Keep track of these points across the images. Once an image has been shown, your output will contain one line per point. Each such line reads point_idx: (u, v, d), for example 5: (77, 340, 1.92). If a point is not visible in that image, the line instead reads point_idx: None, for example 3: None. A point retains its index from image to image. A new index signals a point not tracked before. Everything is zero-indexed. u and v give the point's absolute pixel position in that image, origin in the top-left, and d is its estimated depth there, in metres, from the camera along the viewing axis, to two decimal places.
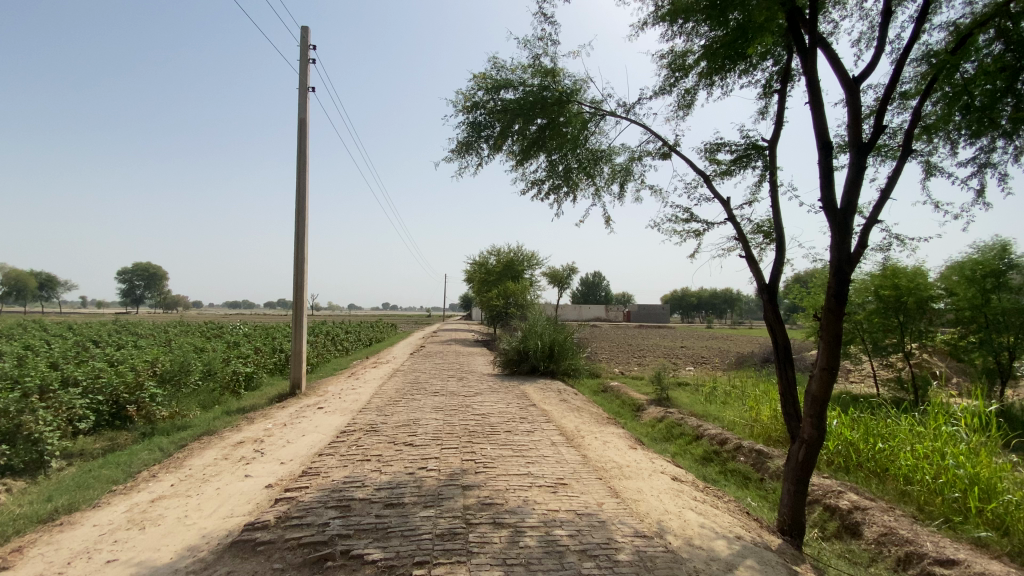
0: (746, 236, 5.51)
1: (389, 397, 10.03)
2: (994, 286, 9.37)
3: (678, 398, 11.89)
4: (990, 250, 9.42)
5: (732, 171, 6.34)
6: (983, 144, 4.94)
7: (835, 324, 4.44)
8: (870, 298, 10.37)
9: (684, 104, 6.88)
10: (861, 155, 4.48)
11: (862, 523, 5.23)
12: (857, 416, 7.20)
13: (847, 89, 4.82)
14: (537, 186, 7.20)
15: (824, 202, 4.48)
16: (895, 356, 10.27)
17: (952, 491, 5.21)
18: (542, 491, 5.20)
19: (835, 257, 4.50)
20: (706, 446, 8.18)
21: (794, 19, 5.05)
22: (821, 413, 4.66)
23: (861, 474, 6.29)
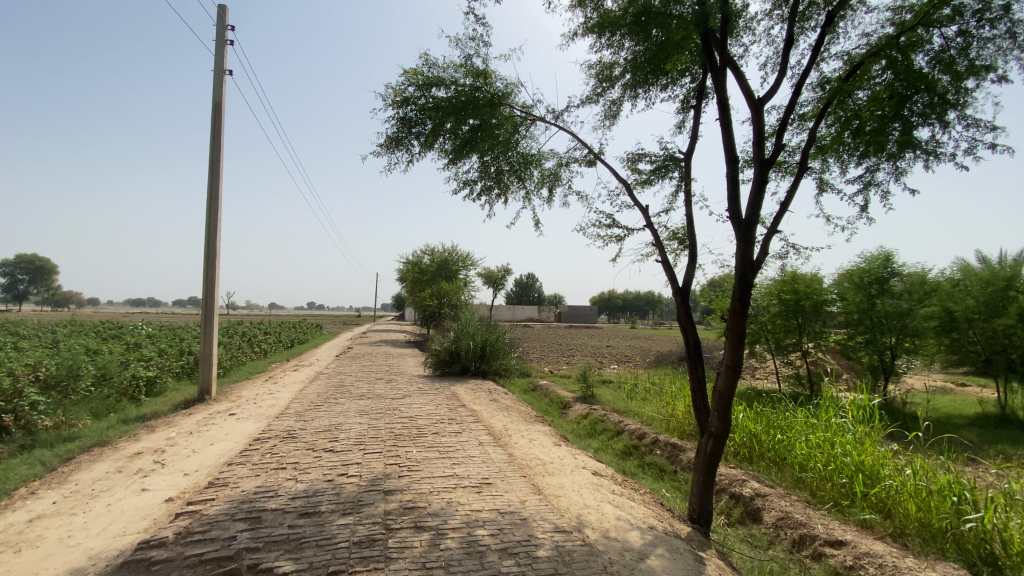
0: (663, 243, 5.84)
1: (310, 401, 9.59)
2: (878, 291, 10.52)
3: (603, 396, 12.34)
4: (877, 259, 10.54)
5: (651, 180, 6.68)
6: (869, 164, 5.53)
7: (739, 325, 4.81)
8: (774, 302, 11.35)
9: (610, 114, 7.16)
10: (763, 169, 4.88)
11: (762, 509, 5.70)
12: (761, 410, 7.81)
13: (753, 108, 5.24)
14: (468, 186, 7.19)
15: (731, 212, 4.83)
16: (794, 354, 11.28)
17: (840, 477, 5.74)
18: (466, 491, 5.19)
19: (740, 264, 4.87)
20: (627, 441, 8.56)
21: (708, 40, 5.42)
22: (727, 407, 5.01)
23: (762, 464, 6.92)
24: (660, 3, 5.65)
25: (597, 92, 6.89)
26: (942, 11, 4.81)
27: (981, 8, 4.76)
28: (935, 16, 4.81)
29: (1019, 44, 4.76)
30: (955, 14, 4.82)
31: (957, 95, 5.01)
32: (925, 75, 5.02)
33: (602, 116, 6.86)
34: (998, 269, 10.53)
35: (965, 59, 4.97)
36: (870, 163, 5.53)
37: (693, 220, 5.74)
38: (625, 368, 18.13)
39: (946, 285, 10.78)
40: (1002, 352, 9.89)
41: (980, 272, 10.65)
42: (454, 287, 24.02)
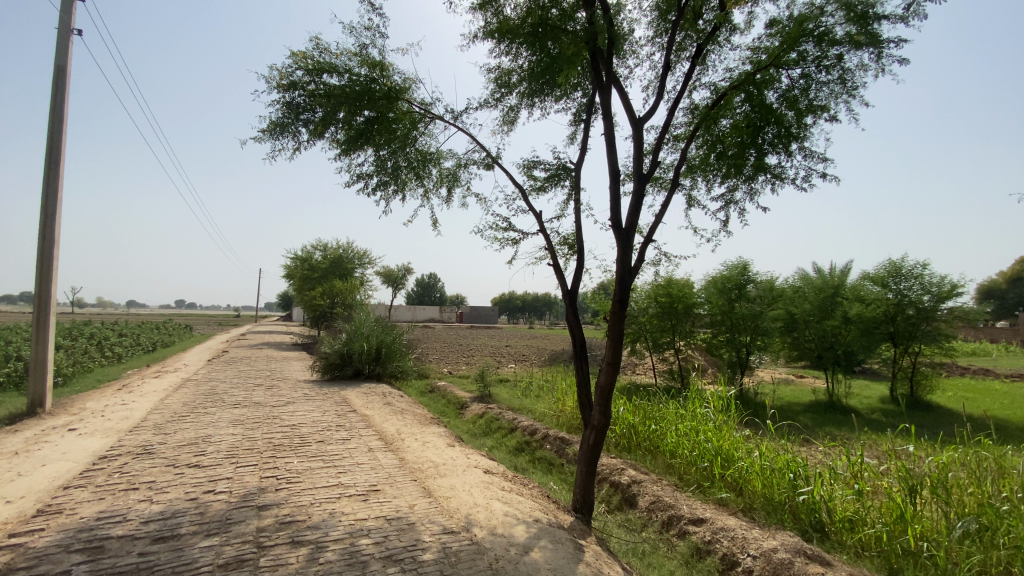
0: (554, 247, 6.11)
1: (174, 412, 8.57)
2: (736, 295, 11.92)
3: (499, 394, 12.56)
4: (735, 267, 11.99)
5: (545, 187, 6.96)
6: (731, 184, 6.26)
7: (618, 324, 5.18)
8: (652, 304, 12.42)
9: (507, 119, 7.32)
10: (641, 183, 5.31)
11: (637, 495, 6.20)
12: (639, 402, 8.47)
13: (634, 125, 5.69)
14: (363, 180, 6.91)
15: (613, 221, 5.19)
16: (669, 351, 12.44)
17: (702, 461, 6.41)
18: (351, 500, 4.98)
19: (620, 268, 5.25)
20: (519, 437, 8.81)
21: (595, 57, 5.77)
22: (608, 402, 5.38)
23: (639, 452, 7.55)
24: (556, 18, 5.93)
25: (495, 97, 7.02)
26: (789, 55, 5.61)
27: (819, 56, 5.62)
28: (784, 59, 5.59)
29: (845, 90, 5.70)
30: (799, 59, 5.64)
31: (800, 129, 5.86)
32: (776, 109, 5.81)
33: (499, 122, 7.00)
34: (827, 278, 12.51)
35: (806, 98, 5.83)
36: (730, 183, 6.27)
37: (581, 227, 6.08)
38: (521, 367, 18.59)
39: (789, 291, 12.57)
40: (829, 348, 11.75)
41: (814, 280, 12.57)
42: (347, 286, 22.90)
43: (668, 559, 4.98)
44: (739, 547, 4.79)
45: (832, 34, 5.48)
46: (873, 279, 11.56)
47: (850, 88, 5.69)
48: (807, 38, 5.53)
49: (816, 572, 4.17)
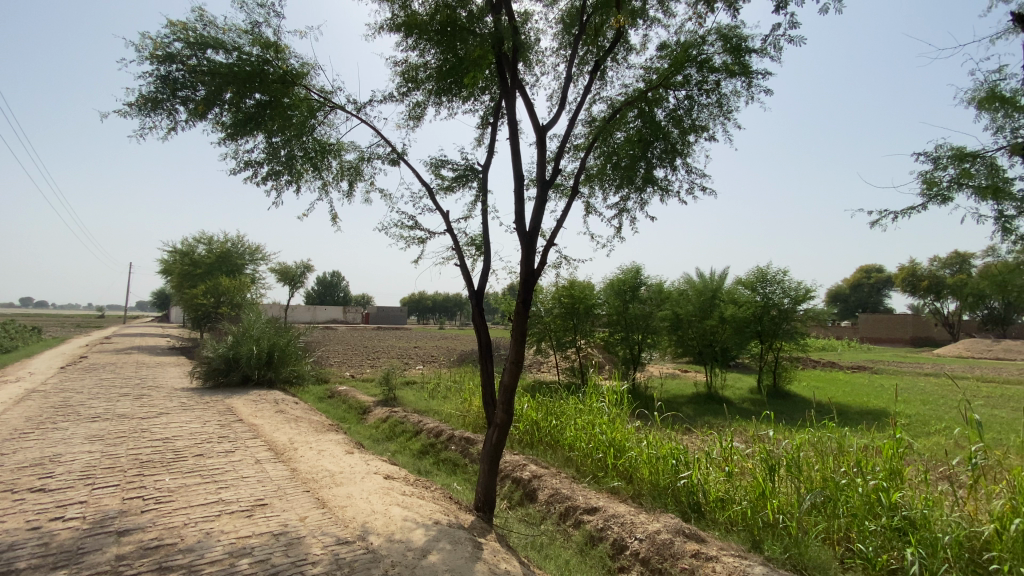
0: (461, 247, 6.12)
1: (11, 429, 7.26)
2: (630, 297, 12.75)
3: (404, 396, 12.25)
4: (629, 271, 12.82)
5: (453, 187, 6.93)
6: (624, 194, 6.69)
7: (522, 325, 5.30)
8: (556, 305, 12.92)
9: (413, 115, 7.19)
10: (544, 189, 5.49)
11: (537, 489, 6.40)
12: (541, 399, 8.74)
13: (538, 132, 5.87)
14: (252, 168, 6.37)
15: (517, 224, 5.31)
16: (571, 349, 13.01)
17: (597, 452, 6.78)
18: (233, 518, 4.56)
19: (524, 270, 5.37)
20: (423, 440, 8.67)
21: (501, 62, 5.87)
22: (511, 400, 5.49)
23: (540, 447, 7.80)
24: (465, 19, 5.92)
25: (401, 92, 6.86)
26: (676, 77, 6.13)
27: (700, 81, 6.20)
28: (671, 81, 6.10)
29: (721, 113, 6.35)
30: (685, 81, 6.18)
31: (684, 146, 6.42)
32: (664, 126, 6.32)
33: (405, 118, 6.85)
34: (707, 282, 13.84)
35: (689, 119, 6.41)
36: (623, 193, 6.70)
37: (488, 229, 6.15)
38: (428, 369, 18.30)
39: (675, 293, 13.73)
40: (708, 345, 13.04)
41: (696, 284, 13.85)
42: (237, 284, 21.01)
43: (564, 549, 5.20)
44: (628, 532, 5.13)
45: (711, 62, 6.07)
46: (745, 283, 13.02)
47: (725, 112, 6.35)
48: (690, 63, 6.08)
49: (693, 549, 4.59)
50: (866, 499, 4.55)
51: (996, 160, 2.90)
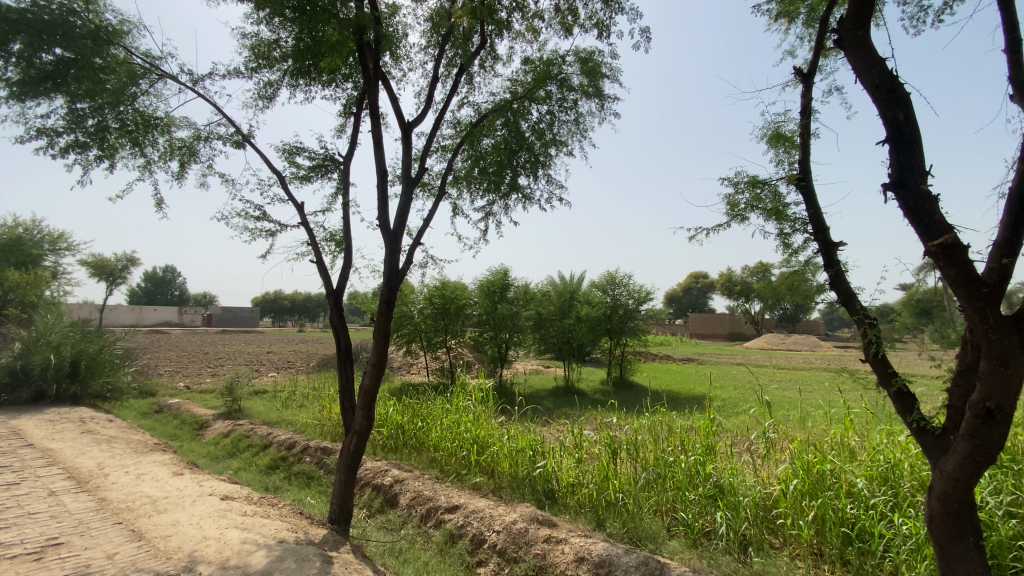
0: (318, 243, 5.73)
1: None
2: (499, 297, 13.04)
3: (253, 407, 11.05)
4: (498, 272, 13.09)
5: (310, 178, 6.45)
6: (490, 199, 6.86)
7: (384, 327, 5.12)
8: (425, 305, 12.82)
9: (264, 95, 6.54)
10: (409, 188, 5.38)
11: (398, 494, 6.25)
12: (408, 401, 8.55)
13: (402, 129, 5.74)
14: (46, 137, 5.21)
15: (380, 222, 5.12)
16: (440, 349, 13.05)
17: (461, 451, 6.85)
18: (14, 564, 3.70)
19: (387, 270, 5.20)
20: (274, 453, 7.92)
21: (364, 51, 5.61)
22: (371, 405, 5.26)
23: (404, 451, 7.62)
24: None
25: (249, 67, 6.18)
26: (539, 91, 6.48)
27: (560, 98, 6.62)
28: (534, 94, 6.44)
29: (579, 130, 6.86)
30: (546, 96, 6.55)
31: (546, 157, 6.80)
32: (527, 137, 6.63)
33: (254, 98, 6.19)
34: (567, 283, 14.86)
35: (550, 132, 6.80)
36: (489, 197, 6.88)
37: (349, 224, 5.83)
38: (282, 375, 16.75)
39: (538, 294, 14.49)
40: (567, 342, 14.00)
41: (558, 285, 14.77)
42: (29, 278, 17.03)
43: (423, 552, 5.15)
44: (486, 526, 5.26)
45: (570, 81, 6.52)
46: (598, 286, 14.23)
47: (581, 130, 6.87)
48: (552, 80, 6.47)
49: (545, 534, 4.88)
50: (687, 472, 5.27)
51: (778, 188, 3.29)
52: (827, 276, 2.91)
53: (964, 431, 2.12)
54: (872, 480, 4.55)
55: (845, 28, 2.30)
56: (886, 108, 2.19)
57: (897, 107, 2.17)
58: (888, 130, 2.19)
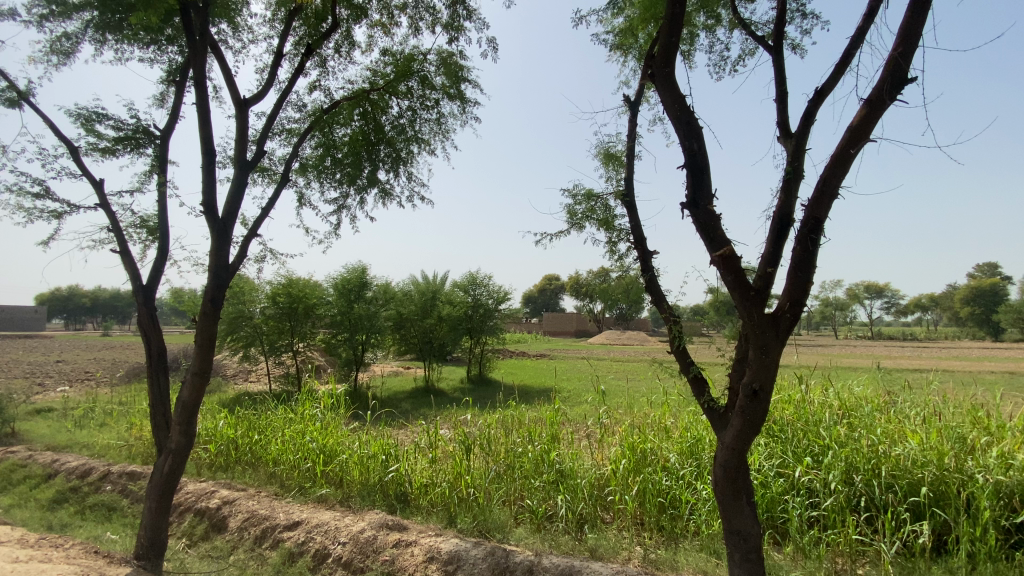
0: (122, 229, 4.84)
1: None
2: (355, 297, 12.25)
3: (32, 429, 8.91)
4: (354, 271, 12.28)
5: (115, 151, 5.42)
6: (344, 191, 6.46)
7: (209, 328, 4.50)
8: (267, 304, 11.74)
9: (54, 47, 5.32)
10: (243, 172, 4.82)
11: (228, 516, 5.57)
12: (243, 413, 7.70)
13: (237, 105, 5.13)
14: None
15: (204, 208, 4.50)
16: (286, 354, 12.00)
17: (305, 462, 6.33)
18: None
19: (214, 263, 4.58)
20: (61, 484, 6.48)
21: (189, 11, 4.88)
22: (191, 419, 4.59)
23: (237, 468, 6.79)
24: None
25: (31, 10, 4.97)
26: (399, 86, 6.30)
27: (422, 94, 6.52)
28: (394, 88, 6.25)
29: (440, 129, 6.81)
30: (407, 92, 6.40)
31: (407, 154, 6.60)
32: (387, 131, 6.41)
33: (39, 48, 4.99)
34: (427, 283, 14.76)
35: (411, 129, 6.66)
36: (343, 189, 6.51)
37: (165, 208, 5.02)
38: (76, 390, 13.78)
39: (399, 294, 14.12)
40: (427, 343, 13.83)
41: (419, 284, 14.56)
42: None
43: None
44: (331, 538, 4.96)
45: (431, 79, 6.44)
46: (460, 286, 14.34)
47: (442, 130, 6.86)
48: (413, 75, 6.33)
49: (394, 539, 4.75)
50: (534, 460, 5.58)
51: (608, 202, 3.65)
52: (643, 281, 3.33)
53: (739, 408, 2.58)
54: (682, 454, 5.32)
55: (656, 65, 2.65)
56: (686, 138, 2.56)
57: (693, 138, 2.55)
58: (686, 157, 2.56)
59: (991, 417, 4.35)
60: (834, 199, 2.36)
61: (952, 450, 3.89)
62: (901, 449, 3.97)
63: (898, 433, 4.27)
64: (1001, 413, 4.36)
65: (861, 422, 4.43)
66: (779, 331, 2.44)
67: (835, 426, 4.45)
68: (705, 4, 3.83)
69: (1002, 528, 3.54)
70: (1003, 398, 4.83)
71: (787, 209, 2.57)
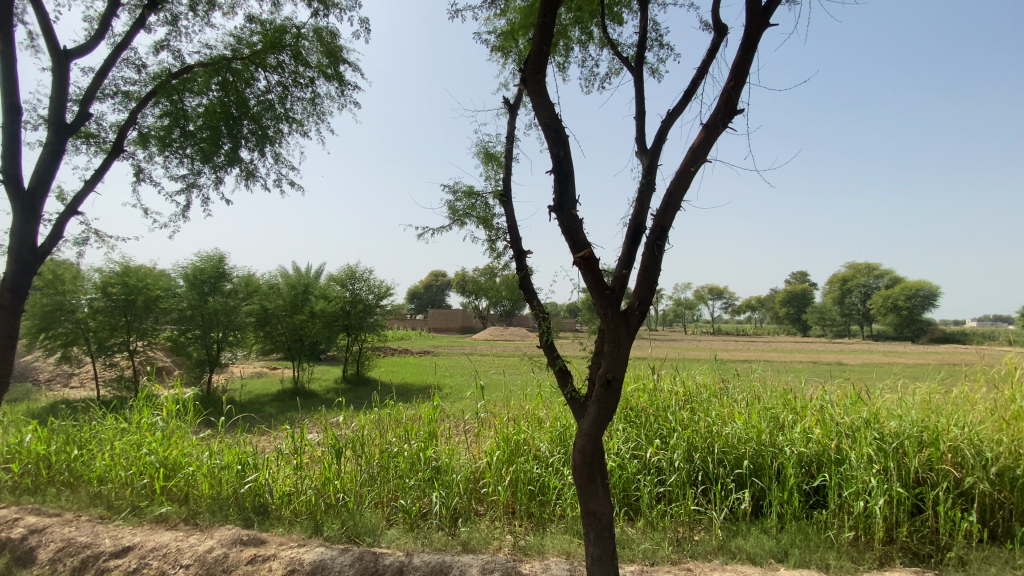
0: None
1: None
2: (210, 289, 10.89)
3: None
4: (210, 260, 10.94)
5: None
6: (197, 168, 5.75)
7: (7, 324, 3.67)
8: (97, 296, 10.11)
9: None
10: (61, 136, 4.05)
11: (36, 548, 4.61)
12: (59, 425, 6.46)
13: (55, 56, 4.29)
14: None
15: (3, 175, 3.69)
16: (119, 354, 10.36)
17: (141, 479, 5.49)
18: None
19: (15, 243, 3.75)
20: None
21: None
22: None
23: (48, 490, 5.62)
24: None
25: None
26: (268, 58, 5.76)
27: (294, 71, 6.03)
28: (262, 60, 5.70)
29: (314, 111, 6.36)
30: (277, 66, 5.88)
31: (275, 133, 6.05)
32: (251, 106, 5.80)
33: None
34: (298, 276, 13.71)
35: (281, 106, 6.12)
36: (196, 165, 5.77)
37: None
38: None
39: (264, 286, 12.90)
40: (297, 340, 12.87)
41: (288, 277, 13.46)
42: None
43: None
44: (172, 562, 4.36)
45: (305, 55, 5.96)
46: (336, 280, 13.54)
47: (317, 112, 6.41)
48: (284, 49, 5.82)
49: (249, 555, 4.34)
50: (409, 459, 5.47)
51: (489, 200, 3.50)
52: (518, 276, 3.42)
53: (595, 397, 2.78)
54: (553, 443, 5.61)
55: (528, 70, 2.73)
56: (554, 145, 2.69)
57: (560, 145, 2.69)
58: (553, 162, 2.69)
59: (797, 399, 5.24)
60: (677, 211, 2.64)
61: (768, 428, 4.61)
62: (729, 429, 4.60)
63: (728, 414, 4.94)
64: (803, 395, 5.26)
65: (701, 407, 5.05)
66: (630, 327, 2.68)
67: (679, 410, 5.03)
68: (579, 20, 4.05)
69: (803, 490, 4.26)
70: (806, 382, 5.83)
71: (641, 217, 2.81)
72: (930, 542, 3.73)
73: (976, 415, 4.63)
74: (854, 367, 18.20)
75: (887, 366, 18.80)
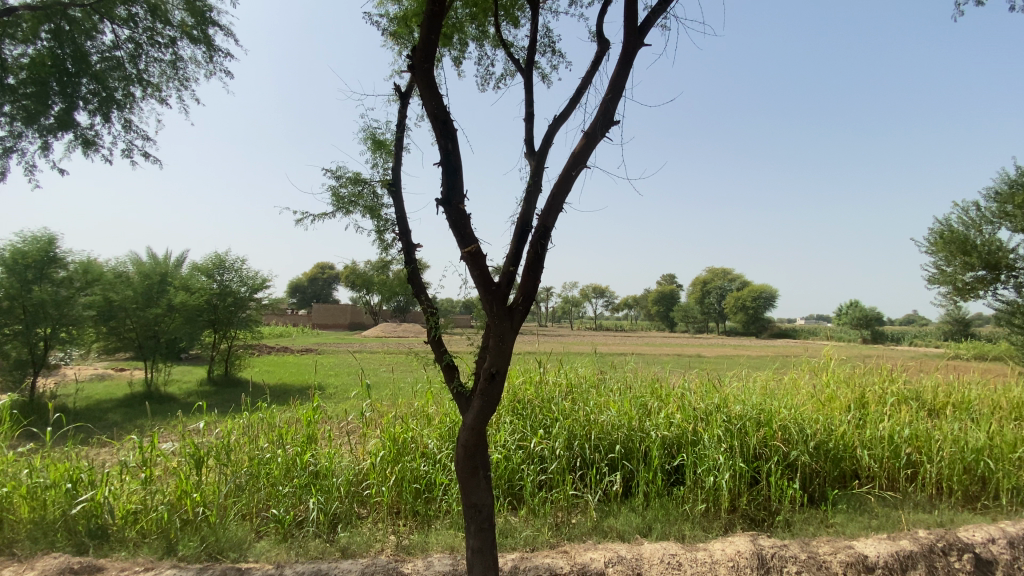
0: None
1: None
2: (36, 277, 9.13)
3: None
4: (37, 242, 9.21)
5: None
6: (19, 129, 4.80)
7: None
8: None
9: None
10: None
11: None
12: None
13: None
14: None
15: None
16: None
17: None
18: None
19: None
20: None
21: None
22: None
23: None
24: None
25: None
26: (116, 9, 4.97)
27: (150, 28, 5.27)
28: (109, 10, 4.90)
29: (175, 75, 5.62)
30: (128, 19, 5.09)
31: (125, 97, 5.24)
32: (94, 63, 4.97)
33: None
34: (154, 265, 12.01)
35: (132, 67, 5.31)
36: (16, 126, 4.80)
37: None
38: None
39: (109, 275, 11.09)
40: (151, 337, 11.25)
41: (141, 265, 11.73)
42: None
43: None
44: None
45: (166, 12, 5.24)
46: (201, 270, 12.23)
47: (179, 78, 5.67)
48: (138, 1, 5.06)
49: None
50: (283, 466, 5.06)
51: (376, 189, 3.34)
52: (406, 271, 3.29)
53: (480, 390, 2.79)
54: (441, 439, 5.54)
55: (417, 58, 2.64)
56: (442, 137, 2.65)
57: (448, 138, 2.65)
58: (441, 155, 2.65)
59: (662, 387, 5.77)
60: (559, 212, 2.75)
61: (637, 415, 5.03)
62: (605, 417, 4.94)
63: (604, 403, 5.29)
64: (667, 383, 5.83)
65: (581, 397, 5.36)
66: (514, 321, 2.75)
67: (561, 401, 5.28)
68: (475, 17, 4.04)
69: (665, 470, 4.70)
70: (670, 371, 6.46)
71: (527, 216, 2.88)
72: (763, 508, 4.33)
73: (800, 398, 5.48)
74: (708, 359, 20.63)
75: (733, 357, 21.58)
